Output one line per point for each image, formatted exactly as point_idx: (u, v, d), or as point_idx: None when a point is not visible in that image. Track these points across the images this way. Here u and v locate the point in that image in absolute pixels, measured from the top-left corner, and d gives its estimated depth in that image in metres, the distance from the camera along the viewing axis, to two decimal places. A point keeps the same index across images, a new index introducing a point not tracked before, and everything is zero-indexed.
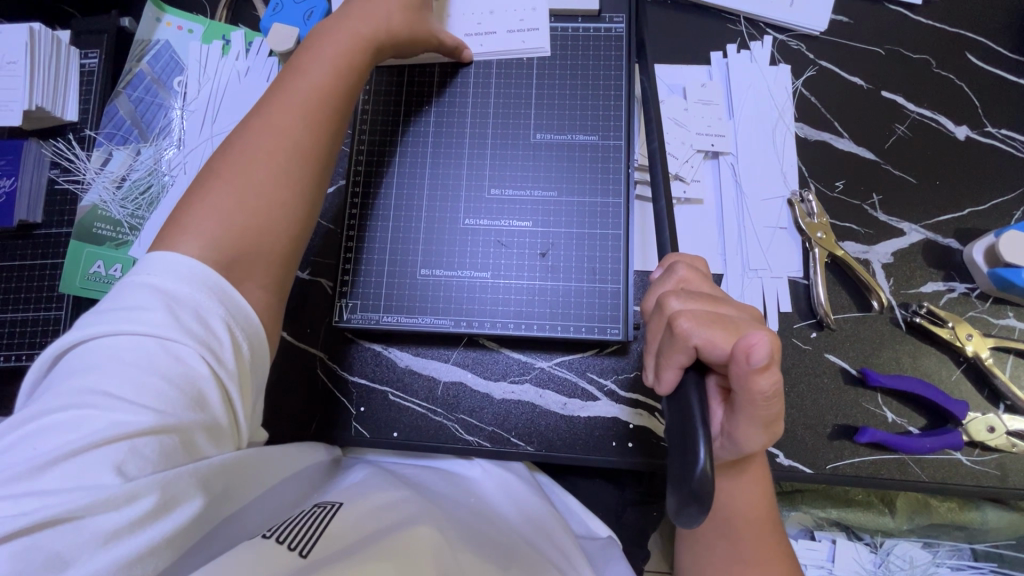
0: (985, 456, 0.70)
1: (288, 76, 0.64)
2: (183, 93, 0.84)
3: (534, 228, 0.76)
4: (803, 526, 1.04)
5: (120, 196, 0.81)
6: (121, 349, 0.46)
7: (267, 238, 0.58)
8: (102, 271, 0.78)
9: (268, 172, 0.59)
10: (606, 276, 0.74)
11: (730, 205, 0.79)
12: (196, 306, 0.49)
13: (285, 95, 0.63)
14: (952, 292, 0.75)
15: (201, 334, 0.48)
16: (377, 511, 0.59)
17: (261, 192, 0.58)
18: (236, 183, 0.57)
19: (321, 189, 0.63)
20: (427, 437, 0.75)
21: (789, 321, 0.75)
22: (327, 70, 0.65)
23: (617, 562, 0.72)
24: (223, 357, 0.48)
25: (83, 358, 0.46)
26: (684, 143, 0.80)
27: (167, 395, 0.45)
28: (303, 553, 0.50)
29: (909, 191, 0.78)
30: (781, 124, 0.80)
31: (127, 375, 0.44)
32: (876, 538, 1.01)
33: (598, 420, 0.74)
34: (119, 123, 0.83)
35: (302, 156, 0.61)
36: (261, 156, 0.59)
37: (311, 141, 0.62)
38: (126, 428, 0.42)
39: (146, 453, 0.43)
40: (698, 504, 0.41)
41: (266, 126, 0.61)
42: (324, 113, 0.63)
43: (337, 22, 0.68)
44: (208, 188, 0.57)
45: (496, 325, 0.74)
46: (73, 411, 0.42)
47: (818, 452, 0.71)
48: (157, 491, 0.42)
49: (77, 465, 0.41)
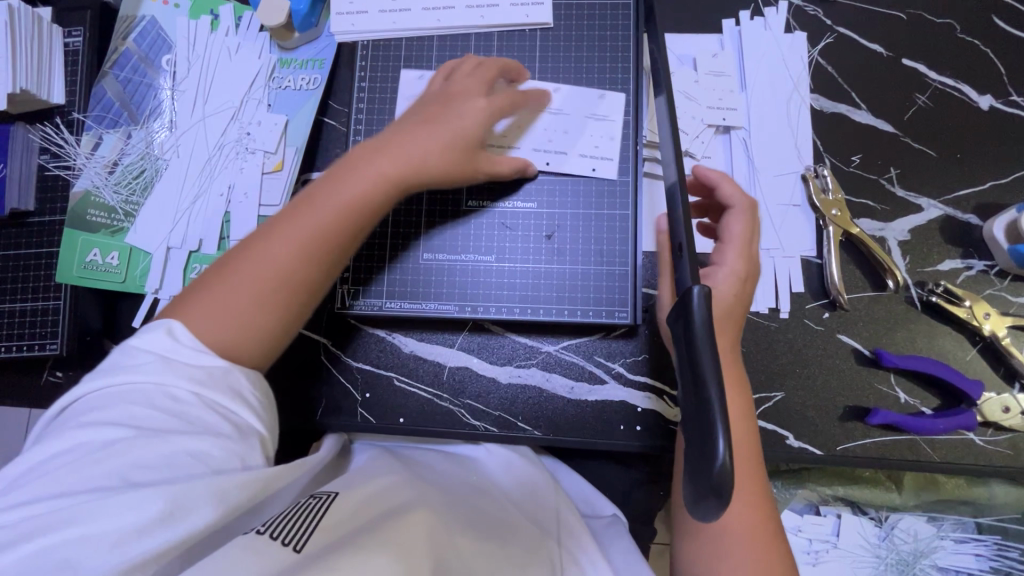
0: (999, 435, 0.69)
1: (305, 199, 0.58)
2: (171, 72, 0.81)
3: (538, 209, 0.73)
4: (808, 501, 1.03)
5: (113, 181, 0.79)
6: (126, 389, 0.47)
7: (234, 380, 0.53)
8: (99, 259, 0.77)
9: (247, 317, 0.54)
10: (613, 258, 0.72)
11: (741, 181, 0.76)
12: (195, 346, 0.50)
13: (294, 221, 0.57)
14: (970, 270, 0.73)
15: (202, 368, 0.50)
16: (372, 500, 0.58)
17: (234, 337, 0.53)
18: (224, 304, 0.54)
19: (301, 327, 0.58)
20: (433, 422, 0.75)
21: (801, 301, 0.73)
22: (343, 204, 0.57)
23: (623, 540, 0.72)
24: (227, 385, 0.50)
25: (93, 400, 0.48)
26: (694, 118, 0.77)
27: (172, 422, 0.46)
28: (297, 548, 0.48)
29: (928, 164, 0.75)
30: (795, 96, 0.77)
31: (134, 409, 0.46)
32: (881, 512, 1.00)
33: (606, 404, 0.74)
34: (108, 106, 0.81)
35: (286, 301, 0.55)
36: (242, 292, 0.54)
37: (304, 276, 0.56)
38: (136, 456, 0.44)
39: (148, 470, 0.44)
40: (715, 496, 0.39)
41: (262, 257, 0.55)
42: (325, 249, 0.56)
43: (376, 147, 0.61)
44: (190, 307, 0.54)
45: (501, 309, 0.73)
46: (87, 443, 0.45)
47: (827, 433, 0.70)
48: (166, 497, 0.43)
49: (93, 482, 0.43)
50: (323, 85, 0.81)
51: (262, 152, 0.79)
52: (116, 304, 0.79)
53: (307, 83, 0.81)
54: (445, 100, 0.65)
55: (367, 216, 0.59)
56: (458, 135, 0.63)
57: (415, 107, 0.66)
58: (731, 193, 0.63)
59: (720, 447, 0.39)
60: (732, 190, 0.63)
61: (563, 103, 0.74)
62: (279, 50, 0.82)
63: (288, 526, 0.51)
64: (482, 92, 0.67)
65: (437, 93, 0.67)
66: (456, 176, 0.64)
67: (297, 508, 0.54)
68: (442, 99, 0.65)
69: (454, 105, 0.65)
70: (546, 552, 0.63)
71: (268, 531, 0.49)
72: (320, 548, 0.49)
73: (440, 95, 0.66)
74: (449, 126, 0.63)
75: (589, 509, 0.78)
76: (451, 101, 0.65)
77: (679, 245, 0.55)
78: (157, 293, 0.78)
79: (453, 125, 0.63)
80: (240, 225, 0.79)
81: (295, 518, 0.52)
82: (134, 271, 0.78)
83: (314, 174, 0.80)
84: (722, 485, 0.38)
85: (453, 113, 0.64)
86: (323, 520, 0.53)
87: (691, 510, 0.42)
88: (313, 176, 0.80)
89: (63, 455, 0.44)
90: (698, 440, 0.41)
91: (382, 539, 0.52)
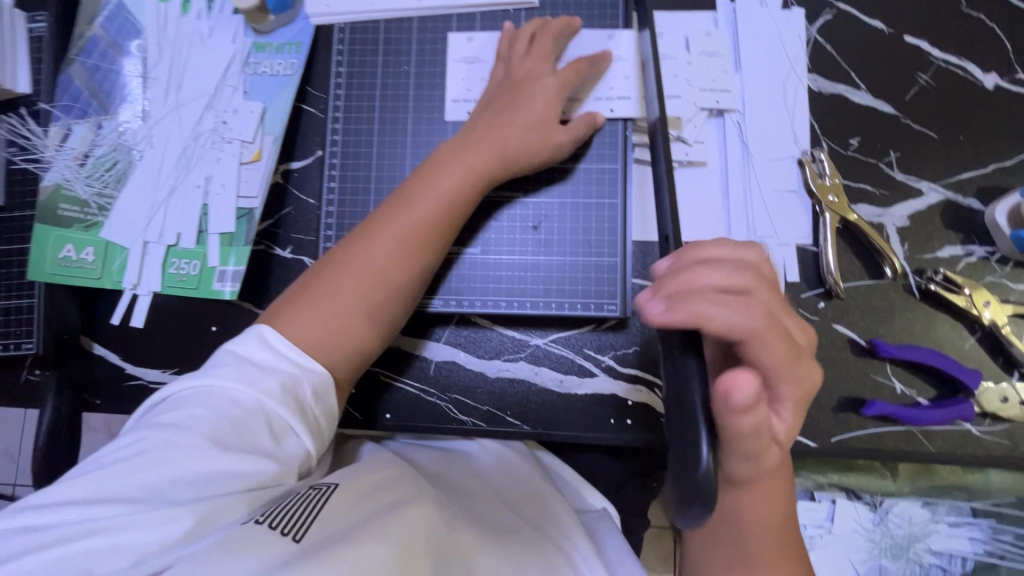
0: (996, 425, 0.68)
1: (395, 201, 0.64)
2: (142, 58, 0.78)
3: (525, 198, 0.71)
4: (804, 487, 0.98)
5: (84, 174, 0.76)
6: (195, 396, 0.53)
7: (340, 358, 0.61)
8: (73, 255, 0.75)
9: (350, 305, 0.61)
10: (602, 249, 0.70)
11: (735, 166, 0.73)
12: (265, 365, 0.55)
13: (387, 221, 0.63)
14: (971, 256, 0.71)
15: (265, 384, 0.54)
16: (373, 491, 0.56)
17: (340, 323, 0.61)
18: (331, 301, 0.61)
19: (398, 321, 0.66)
20: (420, 417, 0.74)
21: (796, 291, 0.71)
22: (431, 207, 0.63)
23: (613, 534, 0.70)
24: (285, 404, 0.54)
25: (168, 405, 0.53)
26: (685, 101, 0.74)
27: (229, 438, 0.50)
28: (297, 538, 0.47)
29: (929, 147, 0.72)
30: (792, 76, 0.74)
31: (195, 417, 0.51)
32: (876, 497, 0.96)
33: (596, 397, 0.72)
34: (76, 95, 0.77)
35: (383, 291, 0.62)
36: (349, 285, 0.61)
37: (398, 275, 0.63)
38: (188, 468, 0.48)
39: (195, 481, 0.48)
40: (700, 501, 0.37)
41: (362, 255, 0.62)
42: (416, 249, 0.63)
43: (456, 148, 0.65)
44: (302, 298, 0.61)
45: (486, 303, 0.71)
46: (147, 446, 0.49)
47: (822, 426, 0.69)
48: (192, 515, 0.47)
49: (140, 490, 0.47)
50: (301, 70, 0.78)
51: (239, 141, 0.76)
52: (94, 301, 0.77)
53: (284, 68, 0.78)
54: (516, 86, 0.67)
55: (453, 215, 0.64)
56: (535, 120, 0.66)
57: (487, 96, 0.69)
58: (744, 319, 0.41)
59: (705, 453, 0.38)
60: (748, 313, 0.42)
61: (615, 47, 0.72)
62: (254, 33, 0.78)
63: (289, 517, 0.49)
64: (550, 69, 0.68)
65: (505, 79, 0.69)
66: (535, 160, 0.67)
67: (295, 499, 0.51)
68: (512, 85, 0.68)
69: (527, 89, 0.67)
70: (545, 550, 0.60)
71: (268, 521, 0.48)
72: (318, 541, 0.47)
73: (508, 80, 0.68)
74: (524, 112, 0.66)
75: (581, 502, 0.76)
76: (523, 86, 0.67)
77: (666, 240, 0.56)
78: (135, 289, 0.76)
79: (528, 109, 0.66)
80: (219, 218, 0.76)
81: (292, 510, 0.50)
82: (111, 266, 0.76)
83: (294, 164, 0.78)
84: (705, 489, 0.37)
85: (524, 100, 0.66)
86: (323, 513, 0.50)
87: (676, 513, 0.39)
88: (293, 167, 0.78)
89: (126, 454, 0.49)
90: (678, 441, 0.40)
91: (379, 529, 0.50)
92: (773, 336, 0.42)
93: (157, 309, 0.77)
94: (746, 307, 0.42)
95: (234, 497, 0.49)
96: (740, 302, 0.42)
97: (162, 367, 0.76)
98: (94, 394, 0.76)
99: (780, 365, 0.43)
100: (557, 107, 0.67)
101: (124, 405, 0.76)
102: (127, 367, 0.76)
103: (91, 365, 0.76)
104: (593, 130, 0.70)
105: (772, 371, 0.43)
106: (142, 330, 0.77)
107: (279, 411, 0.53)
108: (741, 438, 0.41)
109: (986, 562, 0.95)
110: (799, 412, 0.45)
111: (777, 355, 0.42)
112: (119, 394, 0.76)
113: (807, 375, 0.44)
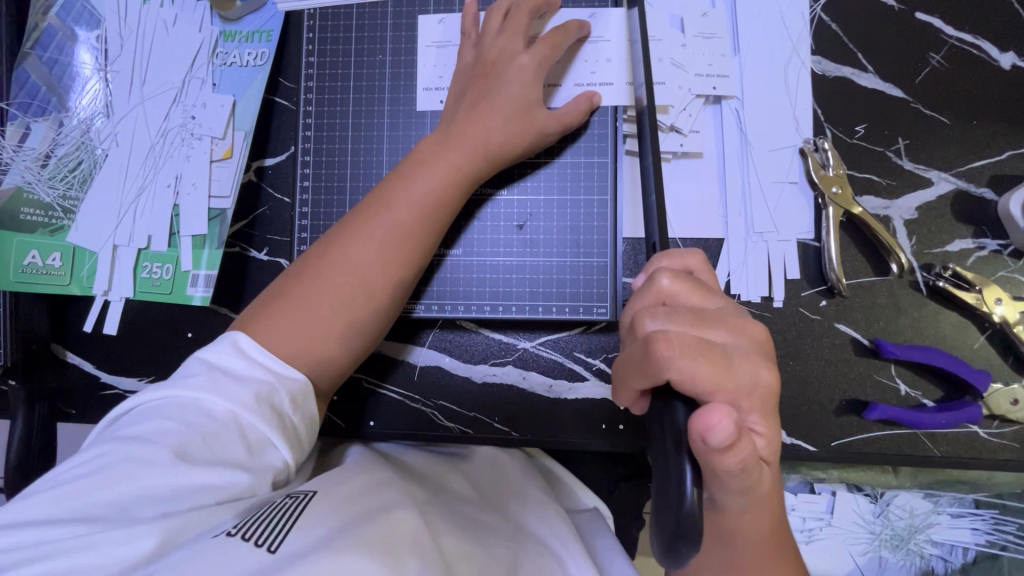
0: (1004, 428, 0.65)
1: (376, 199, 0.60)
2: (103, 49, 0.74)
3: (510, 196, 0.67)
4: (802, 478, 0.88)
5: (47, 175, 0.73)
6: (163, 408, 0.48)
7: (320, 370, 0.57)
8: (38, 261, 0.72)
9: (330, 312, 0.56)
10: (591, 248, 0.66)
11: (733, 157, 0.69)
12: (237, 372, 0.51)
13: (367, 221, 0.59)
14: (982, 250, 0.67)
15: (237, 393, 0.49)
16: (360, 491, 0.51)
17: (318, 330, 0.56)
18: (309, 305, 0.56)
19: (385, 325, 0.61)
20: (406, 425, 0.71)
21: (797, 289, 0.67)
22: (415, 205, 0.59)
23: (605, 536, 0.67)
24: (261, 415, 0.49)
25: (132, 417, 0.48)
26: (680, 87, 0.69)
27: (195, 451, 0.45)
28: (271, 548, 0.41)
29: (941, 133, 0.68)
30: (794, 59, 0.69)
31: (162, 431, 0.46)
32: (878, 489, 0.86)
33: (586, 402, 0.70)
34: (33, 91, 0.73)
35: (366, 295, 0.58)
36: (328, 288, 0.57)
37: (383, 275, 0.58)
38: (154, 487, 0.44)
39: (159, 498, 0.44)
40: (685, 540, 0.36)
41: (342, 258, 0.58)
42: (402, 247, 0.59)
43: (440, 141, 0.61)
44: (277, 306, 0.56)
45: (470, 307, 0.68)
46: (110, 462, 0.45)
47: (822, 429, 0.66)
48: (159, 533, 0.42)
49: (102, 508, 0.43)
50: (272, 60, 0.73)
51: (209, 137, 0.72)
52: (63, 307, 0.74)
53: (254, 58, 0.73)
54: (489, 70, 0.63)
55: (439, 213, 0.60)
56: (516, 108, 0.62)
57: (459, 84, 0.65)
58: (693, 360, 0.40)
59: (687, 487, 0.37)
60: (692, 352, 0.40)
61: (599, 28, 0.67)
62: (221, 21, 0.74)
63: (264, 526, 0.43)
64: (522, 46, 0.63)
65: (475, 62, 0.64)
66: (519, 152, 0.63)
67: (270, 507, 0.45)
68: (484, 69, 0.63)
69: (502, 73, 0.62)
70: (541, 560, 0.55)
71: (240, 531, 0.42)
72: (298, 547, 0.41)
73: (480, 63, 0.64)
74: (505, 101, 0.61)
75: (572, 503, 0.72)
76: (497, 70, 0.63)
77: (653, 245, 0.54)
78: (107, 295, 0.73)
79: (508, 97, 0.62)
80: (190, 220, 0.72)
81: (267, 519, 0.44)
82: (80, 272, 0.73)
83: (268, 161, 0.74)
84: (688, 527, 0.36)
85: (501, 86, 0.62)
86: (303, 517, 0.44)
87: (661, 555, 0.38)
88: (267, 164, 0.74)
89: (86, 470, 0.45)
90: (661, 469, 0.39)
91: (367, 533, 0.44)
92: (725, 363, 0.40)
93: (129, 315, 0.74)
94: (694, 343, 0.40)
95: (206, 512, 0.44)
96: (683, 344, 0.40)
97: (138, 375, 0.74)
98: (69, 403, 0.74)
99: (740, 391, 0.41)
100: (536, 90, 0.62)
101: (100, 414, 0.74)
102: (102, 375, 0.74)
103: (64, 373, 0.74)
104: (591, 111, 0.66)
105: (734, 401, 0.40)
106: (115, 336, 0.74)
107: (253, 422, 0.48)
108: (732, 474, 0.39)
109: (989, 554, 0.87)
110: (773, 422, 0.43)
111: (735, 381, 0.40)
112: (95, 403, 0.74)
113: (771, 385, 0.42)
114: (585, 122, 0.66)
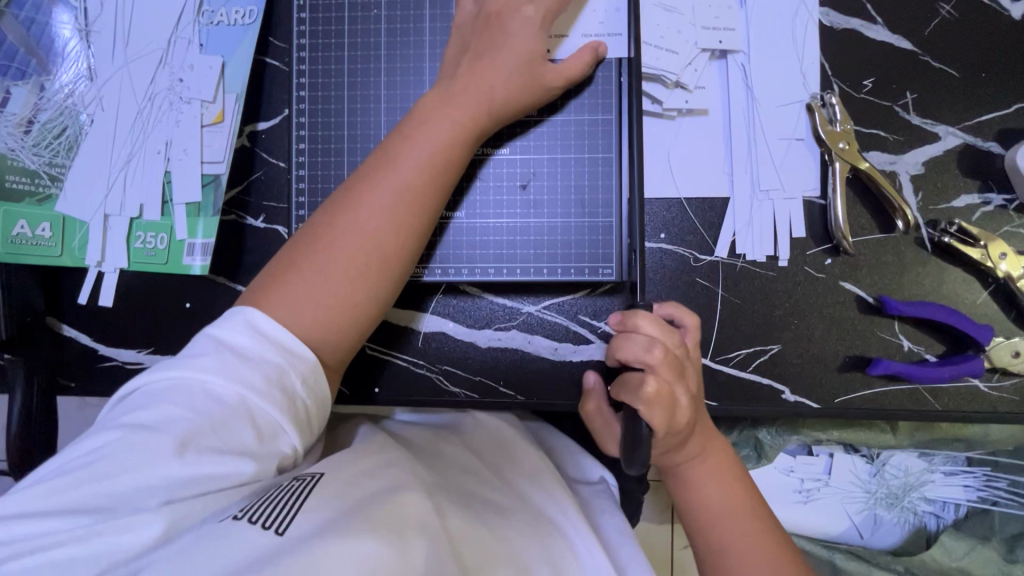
0: (1003, 380, 0.66)
1: (379, 161, 0.57)
2: (82, 8, 0.71)
3: (512, 155, 0.66)
4: (800, 440, 0.86)
5: (31, 141, 0.70)
6: (171, 391, 0.46)
7: (335, 341, 0.54)
8: (27, 232, 0.70)
9: (342, 280, 0.54)
10: (596, 208, 0.65)
11: (739, 113, 0.67)
12: (247, 352, 0.49)
13: (374, 185, 0.56)
14: (988, 205, 0.67)
15: (246, 375, 0.47)
16: (366, 472, 0.49)
17: (330, 298, 0.54)
18: (319, 274, 0.54)
19: (397, 298, 0.59)
20: (411, 391, 0.71)
21: (802, 247, 0.67)
22: (421, 164, 0.56)
23: (612, 514, 0.64)
24: (272, 399, 0.47)
25: (138, 399, 0.47)
26: (687, 41, 0.67)
27: (201, 437, 0.44)
28: (278, 530, 0.40)
29: (950, 87, 0.67)
30: (802, 10, 0.67)
31: (170, 418, 0.44)
32: (874, 450, 0.85)
33: (591, 364, 0.70)
34: (11, 53, 0.71)
35: (378, 262, 0.56)
36: (340, 257, 0.54)
37: (393, 242, 0.56)
38: (160, 476, 0.42)
39: (163, 488, 0.42)
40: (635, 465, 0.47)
41: (352, 222, 0.55)
42: (413, 212, 0.57)
43: (441, 98, 0.58)
44: (288, 276, 0.54)
45: (474, 271, 0.67)
46: (113, 446, 0.43)
47: (825, 386, 0.67)
48: (165, 518, 0.42)
49: (103, 496, 0.42)
50: (261, 18, 0.71)
51: (198, 101, 0.70)
52: (55, 280, 0.73)
53: (242, 16, 0.70)
54: (491, 22, 0.60)
55: (445, 175, 0.58)
56: (519, 62, 0.59)
57: (459, 36, 0.62)
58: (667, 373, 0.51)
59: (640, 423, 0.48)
60: (668, 373, 0.51)
61: None
62: None
63: (272, 508, 0.42)
64: None
65: (478, 13, 0.61)
66: (522, 106, 0.61)
67: (278, 490, 0.44)
68: (486, 21, 0.60)
69: (505, 25, 0.59)
70: (545, 541, 0.53)
71: (246, 515, 0.41)
72: (304, 531, 0.40)
73: (482, 14, 0.61)
74: (505, 54, 0.59)
75: (575, 474, 0.70)
76: (501, 21, 0.60)
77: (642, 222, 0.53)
78: (100, 266, 0.72)
79: (508, 50, 0.59)
80: (183, 188, 0.70)
81: (275, 502, 0.43)
82: (71, 243, 0.71)
83: (261, 125, 0.72)
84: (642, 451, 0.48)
85: (506, 36, 0.59)
86: (311, 499, 0.43)
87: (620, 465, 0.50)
88: (260, 128, 0.72)
89: (90, 457, 0.43)
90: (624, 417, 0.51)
91: (375, 513, 0.43)
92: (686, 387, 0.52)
93: (124, 287, 0.72)
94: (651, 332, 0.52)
95: (211, 497, 0.44)
96: (654, 325, 0.52)
97: (138, 347, 0.72)
98: (68, 376, 0.73)
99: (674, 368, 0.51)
100: (540, 43, 0.60)
101: (98, 389, 0.73)
102: (98, 348, 0.73)
103: (61, 347, 0.73)
104: (596, 64, 0.64)
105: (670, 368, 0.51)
106: (112, 308, 0.72)
107: (264, 407, 0.47)
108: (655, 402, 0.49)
109: (981, 509, 0.84)
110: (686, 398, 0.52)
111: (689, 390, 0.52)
112: (94, 376, 0.73)
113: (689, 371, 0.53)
114: (590, 76, 0.64)
